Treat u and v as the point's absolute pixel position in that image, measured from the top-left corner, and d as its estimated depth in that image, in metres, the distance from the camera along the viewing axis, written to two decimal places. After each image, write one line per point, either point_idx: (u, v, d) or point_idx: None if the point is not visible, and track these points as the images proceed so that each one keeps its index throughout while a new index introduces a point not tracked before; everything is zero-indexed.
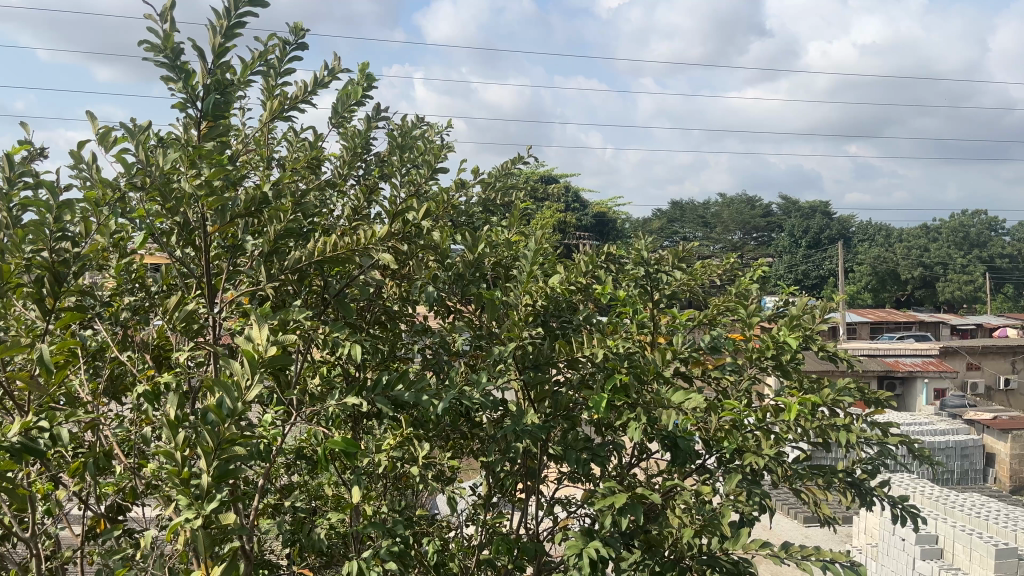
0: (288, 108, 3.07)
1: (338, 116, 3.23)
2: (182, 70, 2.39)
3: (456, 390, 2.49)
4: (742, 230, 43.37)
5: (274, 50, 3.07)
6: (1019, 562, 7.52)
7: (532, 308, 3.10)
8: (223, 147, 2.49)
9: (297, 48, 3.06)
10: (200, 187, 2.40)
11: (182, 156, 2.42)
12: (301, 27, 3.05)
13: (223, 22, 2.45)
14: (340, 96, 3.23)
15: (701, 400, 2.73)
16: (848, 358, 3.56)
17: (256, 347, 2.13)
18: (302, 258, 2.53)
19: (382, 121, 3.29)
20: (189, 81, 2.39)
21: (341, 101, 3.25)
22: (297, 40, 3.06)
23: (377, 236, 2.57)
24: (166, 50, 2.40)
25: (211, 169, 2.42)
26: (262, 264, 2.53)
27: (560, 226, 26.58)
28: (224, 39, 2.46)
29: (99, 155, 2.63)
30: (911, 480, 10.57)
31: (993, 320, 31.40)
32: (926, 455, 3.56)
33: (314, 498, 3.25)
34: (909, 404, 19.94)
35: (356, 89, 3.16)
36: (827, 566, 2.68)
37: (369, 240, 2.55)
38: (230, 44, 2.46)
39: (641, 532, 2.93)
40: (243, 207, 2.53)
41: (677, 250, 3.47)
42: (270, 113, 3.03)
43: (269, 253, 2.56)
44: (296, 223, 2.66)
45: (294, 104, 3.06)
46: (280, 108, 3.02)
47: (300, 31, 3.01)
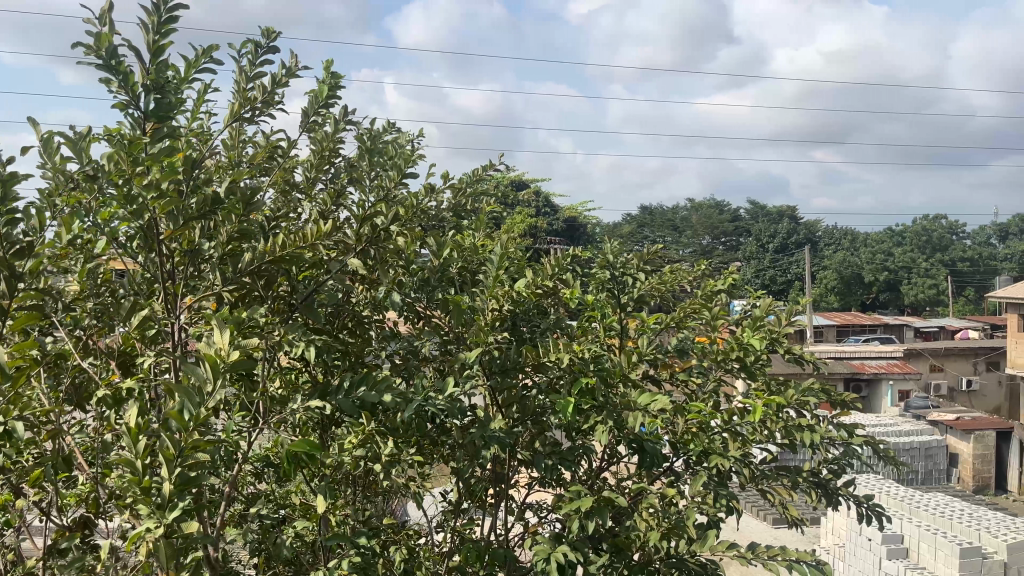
0: (252, 113, 3.03)
1: (308, 121, 3.18)
2: (118, 70, 2.36)
3: (421, 397, 2.52)
4: (711, 236, 43.71)
5: (247, 53, 3.05)
6: (983, 561, 7.67)
7: (498, 312, 3.11)
8: (170, 147, 2.46)
9: (268, 51, 3.02)
10: (149, 189, 2.35)
11: (127, 157, 2.37)
12: (272, 30, 3.01)
13: (154, 19, 2.42)
14: (310, 97, 3.18)
15: (667, 401, 2.77)
16: (814, 360, 3.59)
17: (218, 351, 2.12)
18: (255, 257, 2.51)
19: (350, 125, 3.26)
20: (128, 81, 2.36)
21: (310, 103, 3.19)
22: (269, 43, 3.03)
23: (323, 230, 2.64)
24: (100, 51, 2.36)
25: (162, 171, 2.37)
26: (217, 267, 2.51)
27: (530, 232, 26.59)
28: (158, 36, 2.44)
29: (51, 162, 2.59)
30: (875, 480, 10.71)
31: (955, 321, 32.03)
32: (890, 455, 3.60)
33: (282, 506, 3.20)
34: (874, 405, 20.23)
35: (323, 91, 3.10)
36: (792, 565, 2.70)
37: (315, 234, 2.63)
38: (164, 40, 2.44)
39: (609, 536, 2.92)
40: (197, 211, 2.50)
41: (643, 253, 3.53)
42: (227, 114, 2.99)
43: (223, 256, 2.54)
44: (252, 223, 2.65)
45: (253, 106, 3.01)
46: (238, 109, 2.99)
47: (272, 32, 2.97)
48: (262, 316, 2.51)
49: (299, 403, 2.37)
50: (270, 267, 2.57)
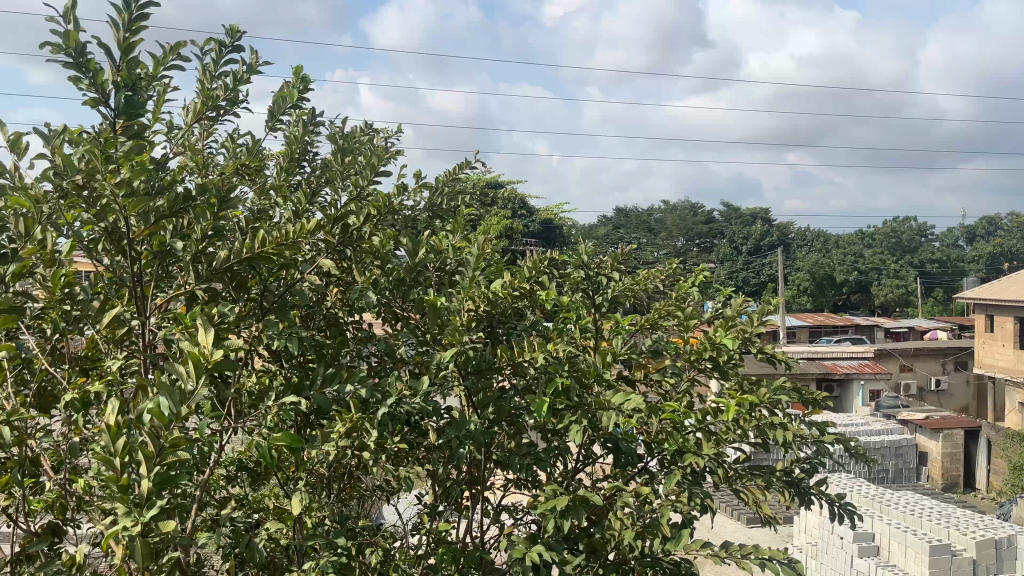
0: (217, 110, 3.05)
1: (273, 121, 3.31)
2: (89, 69, 2.34)
3: (395, 397, 2.53)
4: (686, 238, 43.97)
5: (211, 52, 3.10)
6: (952, 559, 7.79)
7: (474, 313, 3.08)
8: (140, 146, 2.44)
9: (234, 50, 3.10)
10: (120, 187, 2.32)
11: (99, 156, 2.34)
12: (237, 30, 3.11)
13: (125, 16, 2.40)
14: (277, 100, 3.30)
15: (641, 400, 2.79)
16: (786, 360, 3.62)
17: (202, 351, 2.12)
18: (231, 255, 2.48)
19: (317, 124, 3.32)
20: (98, 79, 2.34)
21: (277, 105, 3.30)
22: (234, 42, 3.11)
23: (308, 228, 2.58)
24: (70, 49, 2.34)
25: (133, 170, 2.35)
26: (189, 265, 2.49)
27: (506, 234, 26.62)
28: (128, 33, 2.42)
29: (15, 165, 2.54)
30: (848, 480, 10.84)
31: (924, 322, 32.51)
32: (861, 454, 3.63)
33: (256, 510, 3.17)
34: (846, 405, 20.47)
35: (292, 92, 3.22)
36: (765, 563, 2.72)
37: (299, 232, 2.56)
38: (135, 38, 2.43)
39: (585, 536, 2.94)
40: (168, 208, 2.48)
41: (617, 254, 3.57)
42: (193, 113, 2.99)
43: (197, 253, 2.52)
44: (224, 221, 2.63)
45: (220, 105, 3.05)
46: (202, 108, 2.99)
47: (234, 31, 3.05)
48: (233, 314, 2.50)
49: (271, 402, 2.35)
50: (242, 266, 2.55)
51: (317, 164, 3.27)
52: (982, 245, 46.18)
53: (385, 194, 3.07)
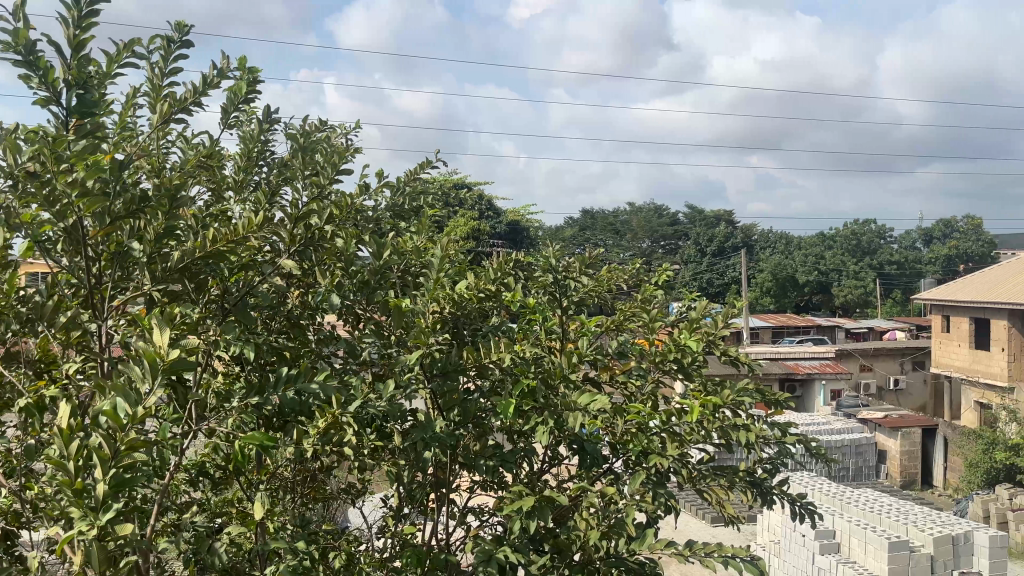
0: (175, 109, 3.01)
1: (228, 118, 3.28)
2: (38, 66, 2.29)
3: (359, 399, 2.50)
4: (651, 239, 44.25)
5: (159, 50, 3.05)
6: (910, 555, 7.96)
7: (439, 315, 3.09)
8: (94, 145, 2.39)
9: (183, 46, 3.05)
10: (73, 187, 2.28)
11: (49, 156, 2.29)
12: (185, 26, 3.06)
13: (75, 13, 2.36)
14: (229, 95, 3.27)
15: (606, 401, 2.79)
16: (748, 361, 3.65)
17: (159, 351, 2.07)
18: (185, 255, 2.44)
19: (273, 122, 3.28)
20: (48, 77, 2.29)
21: (232, 101, 3.28)
22: (182, 38, 3.06)
23: (257, 224, 2.57)
24: (18, 46, 2.29)
25: (86, 169, 2.30)
26: (144, 266, 2.46)
27: (472, 236, 26.55)
28: (78, 30, 2.37)
29: None
30: (810, 479, 11.00)
31: (882, 322, 33.14)
32: (822, 454, 3.68)
33: (219, 515, 3.13)
34: (808, 405, 20.78)
35: (242, 87, 3.19)
36: (728, 561, 2.74)
37: (250, 227, 2.55)
38: (85, 35, 2.38)
39: (551, 537, 2.93)
40: (124, 207, 2.43)
41: (583, 257, 3.59)
42: (154, 113, 2.97)
43: (152, 253, 2.49)
44: (183, 221, 2.58)
45: (181, 106, 3.02)
46: (164, 108, 2.97)
47: (182, 28, 3.02)
48: (191, 315, 2.47)
49: (232, 404, 2.31)
50: (200, 265, 2.51)
51: (276, 163, 3.23)
52: (939, 246, 47.22)
53: (348, 195, 3.04)
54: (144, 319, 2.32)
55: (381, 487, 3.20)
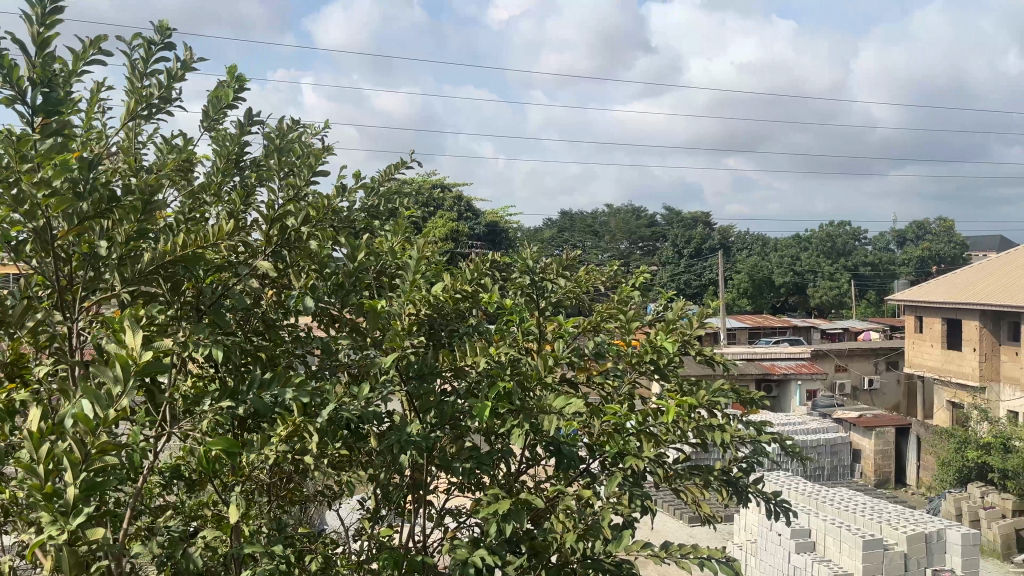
0: (151, 110, 2.98)
1: (208, 120, 3.26)
2: (2, 65, 2.25)
3: (334, 403, 2.49)
4: (630, 241, 44.37)
5: (139, 50, 3.02)
6: (884, 553, 8.05)
7: (415, 317, 3.09)
8: (62, 145, 2.35)
9: (164, 48, 3.03)
10: (39, 186, 2.24)
11: (13, 154, 2.25)
12: (167, 27, 3.03)
13: (38, 11, 2.33)
14: (211, 99, 3.26)
15: (582, 404, 2.79)
16: (724, 361, 3.67)
17: (131, 353, 2.06)
18: (156, 257, 2.40)
19: (254, 125, 3.26)
20: (12, 76, 2.26)
21: (213, 104, 3.26)
22: (164, 40, 3.03)
23: (231, 230, 2.57)
24: None
25: (52, 168, 2.27)
26: (114, 268, 2.40)
27: (451, 237, 26.46)
28: (42, 28, 2.34)
29: None
30: (786, 478, 11.08)
31: (857, 323, 33.50)
32: (797, 452, 3.70)
33: (193, 518, 3.10)
34: (784, 405, 20.96)
35: (228, 93, 3.17)
36: (704, 563, 2.76)
37: (222, 234, 2.55)
38: (49, 33, 2.35)
39: (528, 538, 2.93)
40: (93, 208, 2.40)
41: (559, 259, 3.60)
42: (124, 112, 2.94)
43: (122, 255, 2.43)
44: (154, 221, 2.55)
45: (157, 106, 2.99)
46: (136, 108, 2.94)
47: (164, 30, 3.00)
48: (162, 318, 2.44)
49: (205, 407, 2.29)
50: (172, 268, 2.48)
51: (252, 165, 3.21)
52: (912, 248, 47.82)
53: (325, 197, 3.02)
54: (115, 321, 2.29)
55: (357, 488, 3.20)
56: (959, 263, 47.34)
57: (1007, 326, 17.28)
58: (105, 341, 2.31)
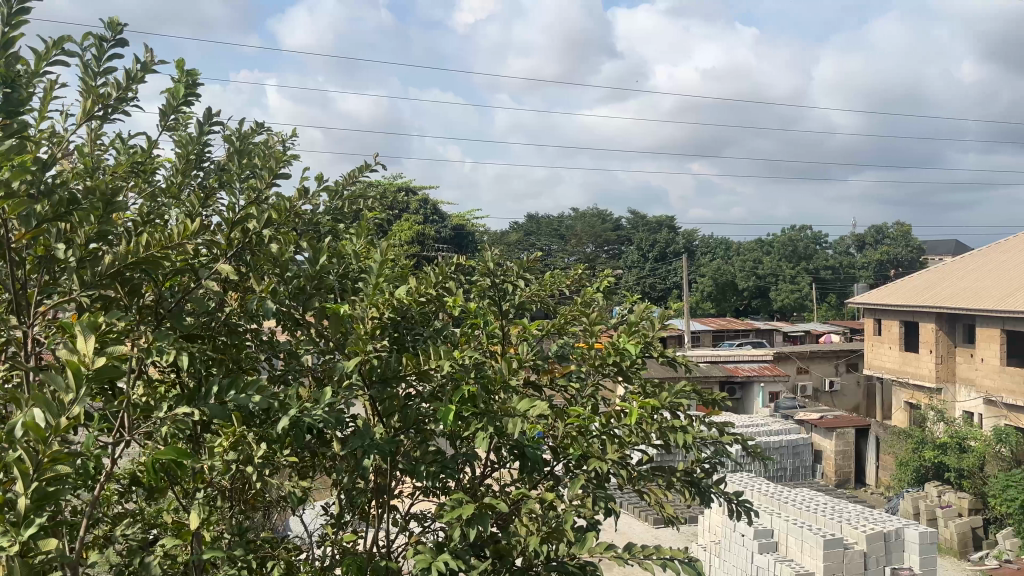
0: (107, 111, 2.94)
1: (165, 120, 3.21)
2: None
3: (295, 408, 2.46)
4: (595, 244, 44.51)
5: (92, 49, 2.97)
6: (844, 552, 8.18)
7: (378, 320, 3.08)
8: (22, 145, 2.30)
9: (116, 45, 2.98)
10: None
11: None
12: (118, 23, 2.98)
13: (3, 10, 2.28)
14: (166, 97, 3.20)
15: (545, 406, 2.79)
16: (687, 362, 3.70)
17: (82, 359, 2.03)
18: (116, 260, 2.35)
19: (212, 125, 3.22)
20: None
21: (169, 103, 3.21)
22: (115, 37, 2.98)
23: (193, 233, 2.54)
24: None
25: (10, 170, 2.22)
26: (73, 271, 2.34)
27: (417, 239, 26.31)
28: (6, 28, 2.29)
29: None
30: (748, 479, 11.21)
31: (818, 326, 34.01)
32: (759, 453, 3.74)
33: (153, 526, 3.05)
34: (747, 407, 21.21)
35: (181, 90, 3.13)
36: (666, 563, 2.78)
37: (184, 237, 2.51)
38: (15, 33, 2.30)
39: (492, 542, 2.94)
40: (50, 210, 2.35)
41: (524, 261, 3.61)
42: (80, 112, 2.88)
43: (81, 258, 2.38)
44: (112, 224, 2.50)
45: (112, 106, 2.95)
46: (92, 108, 2.89)
47: (115, 26, 2.95)
48: (120, 322, 2.39)
49: (163, 414, 2.24)
50: (131, 271, 2.44)
51: (212, 166, 3.17)
52: (871, 252, 48.75)
53: (287, 199, 2.99)
54: (71, 326, 2.24)
55: (320, 495, 3.17)
56: (916, 267, 48.35)
57: (962, 329, 17.70)
58: (61, 347, 2.26)
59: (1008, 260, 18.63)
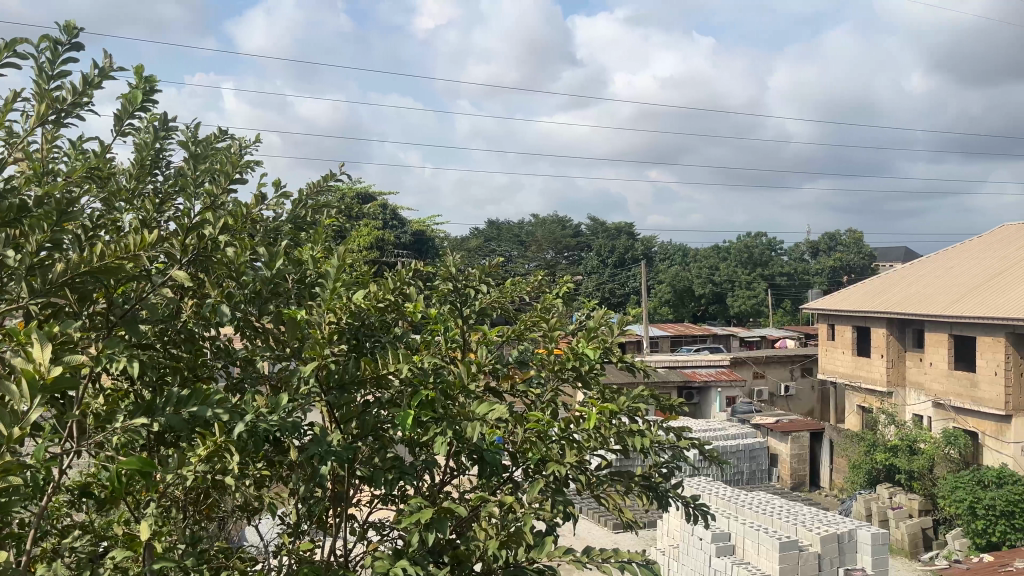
0: (61, 115, 2.88)
1: (121, 125, 3.16)
2: None
3: (252, 414, 2.42)
4: (556, 250, 44.72)
5: (47, 53, 2.91)
6: (799, 554, 8.31)
7: (336, 326, 3.05)
8: None
9: (72, 49, 2.93)
10: None
11: None
12: (73, 26, 2.92)
13: None
14: (122, 102, 3.15)
15: (504, 410, 2.79)
16: (644, 367, 3.72)
17: (38, 369, 1.96)
18: (68, 268, 2.30)
19: (170, 131, 3.18)
20: None
21: (125, 109, 3.16)
22: (70, 39, 2.93)
23: (150, 240, 2.49)
24: None
25: None
26: (22, 278, 2.28)
27: (377, 245, 26.11)
28: None
29: None
30: (705, 483, 11.32)
31: (773, 331, 34.52)
32: (716, 457, 3.77)
33: (103, 538, 2.98)
34: (705, 412, 21.44)
35: (137, 94, 3.08)
36: (625, 566, 2.80)
37: (141, 244, 2.45)
38: None
39: (451, 549, 2.91)
40: None
41: (484, 267, 3.63)
42: (33, 117, 2.82)
43: (31, 265, 2.30)
44: (64, 230, 2.44)
45: (66, 111, 2.89)
46: (47, 112, 2.84)
47: (70, 29, 2.90)
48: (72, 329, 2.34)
49: (116, 425, 2.19)
50: (84, 279, 2.38)
51: (170, 171, 3.13)
52: (825, 258, 49.71)
53: (244, 205, 2.95)
54: (19, 334, 2.18)
55: (277, 505, 3.14)
56: (868, 273, 49.43)
57: (912, 333, 18.12)
58: (8, 355, 2.19)
59: (956, 267, 19.11)
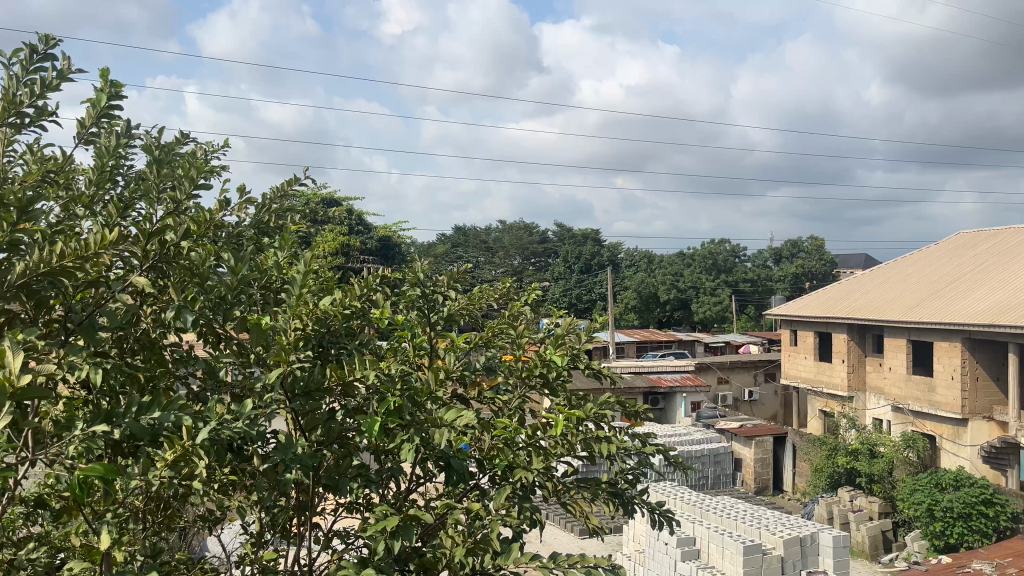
0: (20, 116, 2.83)
1: (82, 130, 3.11)
2: None
3: (216, 421, 2.39)
4: (522, 255, 44.76)
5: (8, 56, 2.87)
6: (762, 558, 8.39)
7: (302, 332, 3.02)
8: None
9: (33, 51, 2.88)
10: None
11: None
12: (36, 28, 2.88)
13: None
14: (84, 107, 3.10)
15: (472, 416, 2.79)
16: (610, 374, 3.74)
17: (8, 377, 1.94)
18: (26, 270, 2.25)
19: (132, 136, 3.14)
20: None
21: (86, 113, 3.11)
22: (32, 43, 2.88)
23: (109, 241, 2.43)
24: None
25: None
26: None
27: (343, 251, 25.89)
28: None
29: None
30: (671, 489, 11.39)
31: (737, 337, 34.87)
32: (681, 463, 3.80)
33: (59, 549, 2.91)
34: (670, 417, 21.59)
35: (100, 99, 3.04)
36: (591, 571, 2.81)
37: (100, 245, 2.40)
38: None
39: (416, 556, 2.89)
40: None
41: (452, 274, 3.63)
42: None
43: None
44: (22, 231, 2.39)
45: (25, 113, 2.84)
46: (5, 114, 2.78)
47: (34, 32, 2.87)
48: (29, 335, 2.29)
49: (75, 431, 2.15)
50: (40, 283, 2.33)
51: (132, 176, 3.08)
52: (787, 264, 50.43)
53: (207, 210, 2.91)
54: None
55: (240, 513, 3.09)
56: (829, 279, 50.27)
57: (871, 339, 18.43)
58: None
59: (913, 274, 19.52)
